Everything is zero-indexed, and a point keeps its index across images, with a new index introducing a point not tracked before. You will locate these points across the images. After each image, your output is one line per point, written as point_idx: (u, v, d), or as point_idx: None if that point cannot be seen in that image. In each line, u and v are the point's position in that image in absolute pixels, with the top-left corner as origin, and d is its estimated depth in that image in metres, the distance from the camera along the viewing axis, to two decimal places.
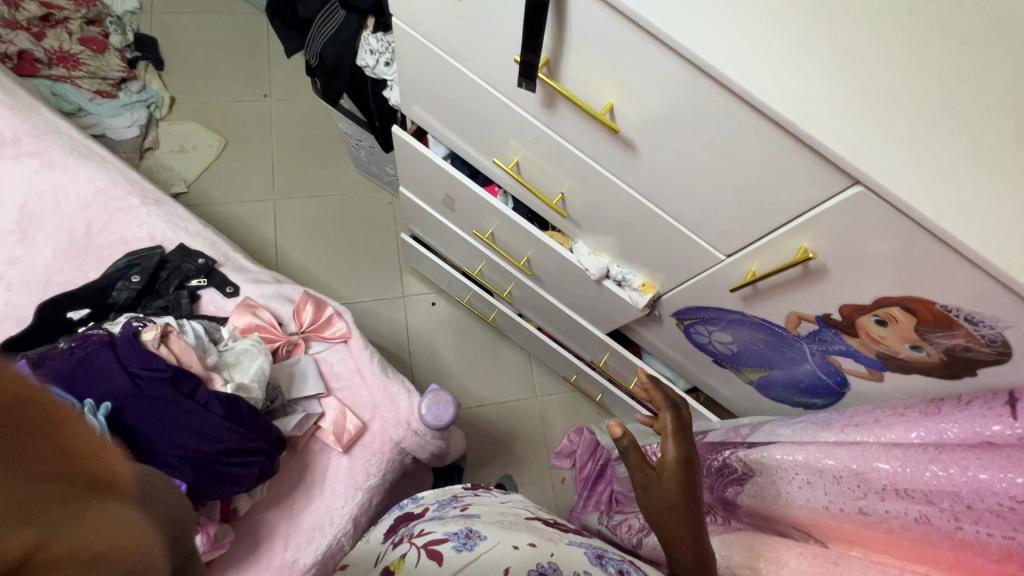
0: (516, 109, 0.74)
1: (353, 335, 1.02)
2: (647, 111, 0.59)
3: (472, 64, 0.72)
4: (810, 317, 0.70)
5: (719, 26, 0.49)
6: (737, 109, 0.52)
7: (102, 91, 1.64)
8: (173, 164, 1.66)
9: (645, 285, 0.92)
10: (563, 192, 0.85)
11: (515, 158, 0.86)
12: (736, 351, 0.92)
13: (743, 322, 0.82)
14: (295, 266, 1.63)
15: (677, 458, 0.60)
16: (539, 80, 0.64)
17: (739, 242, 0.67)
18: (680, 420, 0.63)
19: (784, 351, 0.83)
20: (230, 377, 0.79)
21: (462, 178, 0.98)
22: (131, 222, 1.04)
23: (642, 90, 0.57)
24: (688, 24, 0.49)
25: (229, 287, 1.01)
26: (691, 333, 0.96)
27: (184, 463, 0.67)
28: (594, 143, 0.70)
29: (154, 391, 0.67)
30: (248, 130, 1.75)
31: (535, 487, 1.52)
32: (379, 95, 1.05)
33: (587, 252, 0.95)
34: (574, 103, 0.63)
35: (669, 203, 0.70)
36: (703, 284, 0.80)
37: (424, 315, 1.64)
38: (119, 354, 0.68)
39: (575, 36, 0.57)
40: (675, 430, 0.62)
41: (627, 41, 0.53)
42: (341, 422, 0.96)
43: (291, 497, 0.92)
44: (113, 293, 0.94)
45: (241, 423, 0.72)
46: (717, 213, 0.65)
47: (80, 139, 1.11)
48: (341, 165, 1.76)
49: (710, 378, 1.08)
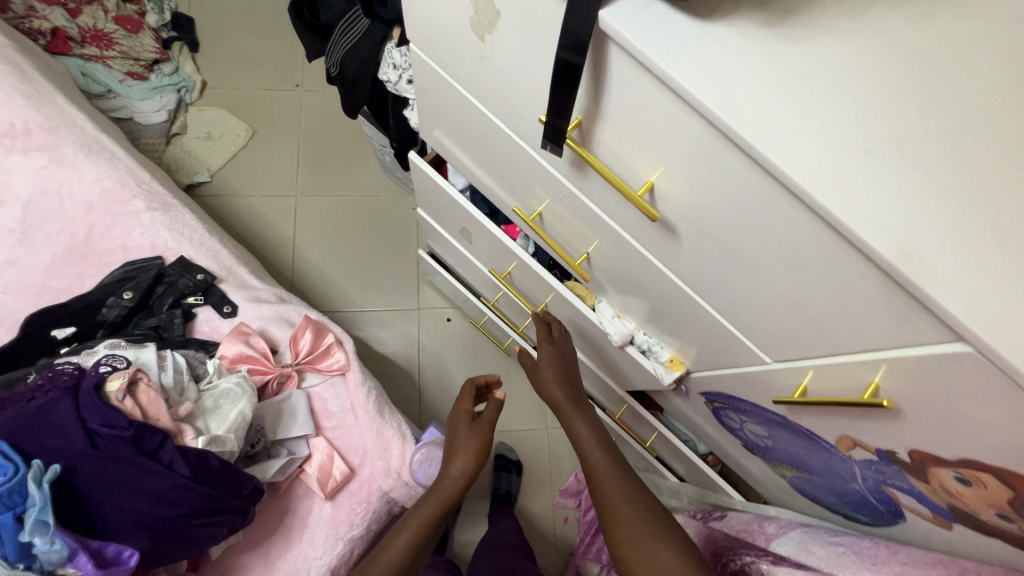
0: (542, 162, 0.64)
1: (351, 367, 0.96)
2: (696, 200, 0.48)
3: (495, 109, 0.62)
4: (868, 447, 0.58)
5: (803, 118, 0.38)
6: (810, 224, 0.40)
7: (133, 73, 1.60)
8: (198, 152, 1.62)
9: (674, 360, 0.81)
10: (589, 252, 0.75)
11: (538, 208, 0.76)
12: (770, 445, 0.80)
13: (783, 425, 0.71)
14: (311, 268, 1.57)
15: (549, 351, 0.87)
16: (567, 145, 0.53)
17: (793, 352, 0.55)
18: (549, 330, 0.91)
19: (830, 465, 0.70)
20: (205, 426, 0.72)
21: (480, 217, 0.88)
22: (133, 229, 0.98)
23: (693, 178, 0.46)
24: (763, 115, 0.38)
25: (226, 306, 0.95)
26: (720, 415, 0.85)
27: (141, 529, 0.62)
28: (628, 215, 0.58)
29: (113, 452, 0.60)
30: (278, 120, 1.69)
31: (536, 526, 1.43)
32: (399, 113, 0.95)
33: (610, 313, 0.84)
34: (606, 179, 0.52)
35: (711, 293, 0.58)
36: (742, 380, 0.68)
37: (437, 331, 1.56)
38: (80, 407, 0.61)
39: (614, 102, 0.46)
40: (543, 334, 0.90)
41: (680, 124, 0.42)
42: (327, 467, 0.89)
43: (267, 542, 0.85)
44: (102, 311, 0.88)
45: (208, 484, 0.66)
46: (771, 320, 0.54)
47: (92, 133, 1.06)
48: (368, 164, 1.69)
49: (738, 456, 0.97)
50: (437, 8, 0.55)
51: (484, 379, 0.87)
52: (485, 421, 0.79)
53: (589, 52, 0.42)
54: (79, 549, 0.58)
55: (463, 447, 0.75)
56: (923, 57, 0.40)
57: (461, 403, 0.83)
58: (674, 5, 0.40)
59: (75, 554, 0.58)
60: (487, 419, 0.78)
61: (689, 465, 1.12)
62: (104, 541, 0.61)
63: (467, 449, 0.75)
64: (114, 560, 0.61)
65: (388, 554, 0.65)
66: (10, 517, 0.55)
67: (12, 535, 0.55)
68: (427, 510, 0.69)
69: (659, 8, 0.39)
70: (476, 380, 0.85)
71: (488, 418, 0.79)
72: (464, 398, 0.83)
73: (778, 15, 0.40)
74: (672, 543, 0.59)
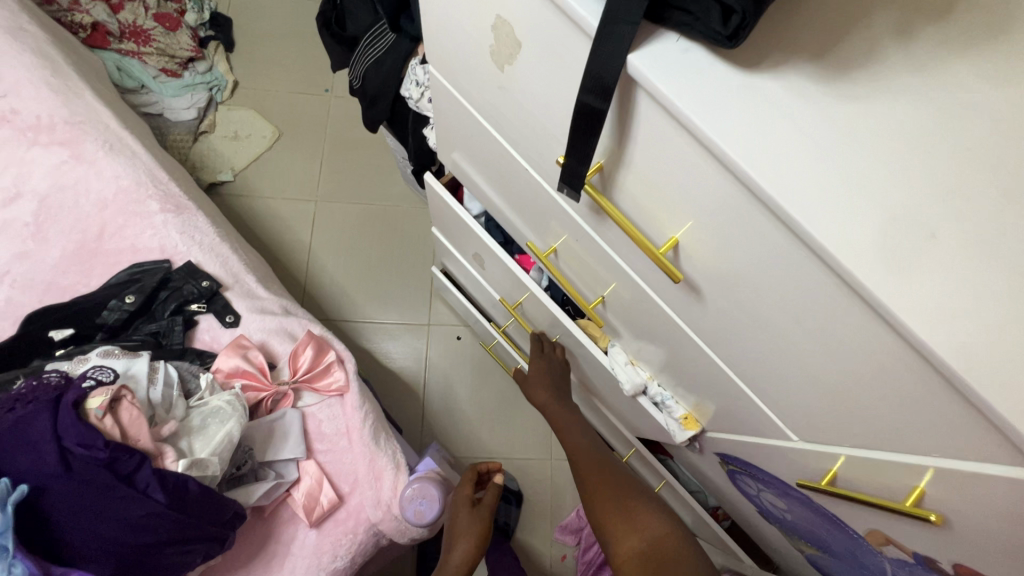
0: (559, 201, 0.59)
1: (350, 389, 0.92)
2: (725, 263, 0.43)
3: (512, 140, 0.58)
4: (903, 547, 0.52)
5: (860, 193, 0.33)
6: (858, 312, 0.35)
7: (167, 69, 1.61)
8: (224, 150, 1.63)
9: (689, 418, 0.75)
10: (604, 295, 0.70)
11: (553, 245, 0.71)
12: (789, 519, 0.74)
13: (805, 504, 0.64)
14: (324, 274, 1.55)
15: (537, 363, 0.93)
16: (585, 190, 0.48)
17: (827, 435, 0.49)
18: (541, 343, 0.93)
19: (857, 553, 0.63)
20: (189, 447, 0.69)
21: (494, 246, 0.83)
22: (144, 230, 0.97)
23: (724, 243, 0.41)
24: (811, 185, 0.32)
25: (229, 316, 0.93)
26: (735, 478, 0.79)
27: (108, 556, 0.59)
28: (649, 268, 0.53)
29: (85, 475, 0.58)
30: (305, 124, 1.69)
31: (532, 561, 1.36)
32: (419, 132, 0.92)
33: (623, 359, 0.78)
34: (625, 230, 0.47)
35: (734, 358, 0.52)
36: (763, 451, 0.62)
37: (445, 349, 1.52)
38: (57, 423, 0.59)
39: (640, 151, 0.41)
40: (534, 349, 0.94)
41: (713, 185, 0.37)
42: (314, 493, 0.85)
43: (247, 567, 0.82)
44: (102, 314, 0.87)
45: (184, 511, 0.62)
46: (801, 398, 0.48)
47: (115, 130, 1.06)
48: (390, 174, 1.67)
49: (752, 519, 0.90)
50: (457, 34, 0.51)
51: (486, 465, 0.94)
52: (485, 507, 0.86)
53: (615, 96, 0.38)
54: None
55: (464, 534, 0.81)
56: (1005, 129, 0.34)
57: (462, 489, 0.90)
58: (715, 53, 0.35)
59: None
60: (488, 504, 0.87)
61: (698, 519, 1.05)
62: (67, 567, 0.58)
63: (469, 534, 0.82)
64: None
65: None
66: None
67: None
68: None
69: (697, 56, 0.35)
70: (475, 468, 0.92)
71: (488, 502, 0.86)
72: (464, 483, 0.90)
73: (836, 67, 0.35)
74: (647, 510, 0.73)
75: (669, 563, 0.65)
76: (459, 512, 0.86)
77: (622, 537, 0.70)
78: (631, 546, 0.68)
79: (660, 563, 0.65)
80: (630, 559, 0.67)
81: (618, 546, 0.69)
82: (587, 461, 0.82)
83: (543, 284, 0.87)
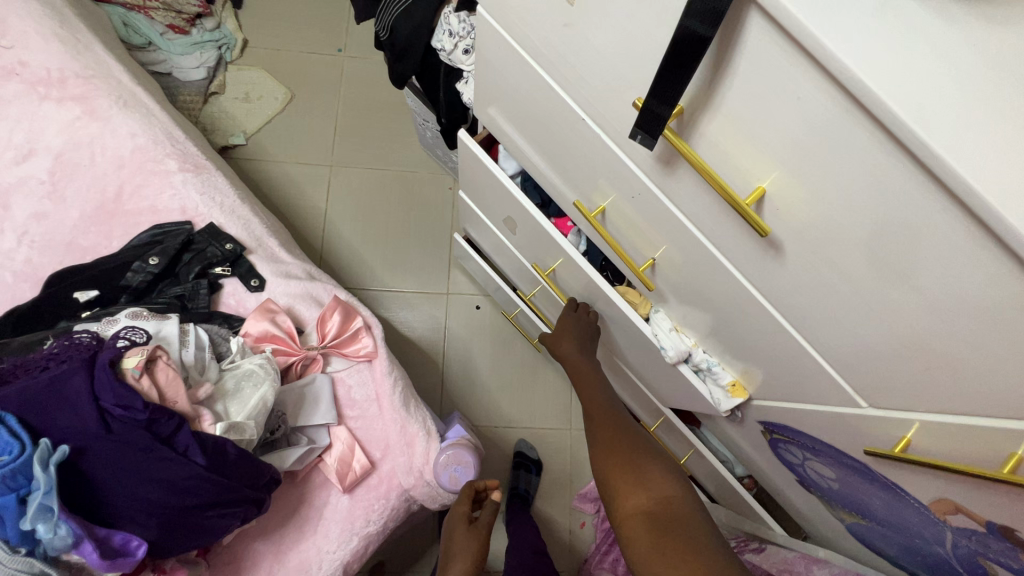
0: (618, 154, 0.56)
1: (379, 355, 0.90)
2: (821, 215, 0.39)
3: (572, 87, 0.54)
4: (975, 516, 0.50)
5: (1004, 128, 0.29)
6: (991, 263, 0.32)
7: (174, 26, 1.54)
8: (235, 112, 1.57)
9: (735, 386, 0.72)
10: (655, 258, 0.66)
11: (602, 205, 0.67)
12: (834, 488, 0.73)
13: (860, 473, 0.63)
14: (341, 242, 1.52)
15: (569, 321, 0.89)
16: (662, 136, 0.44)
17: (907, 400, 0.47)
18: (575, 305, 0.91)
19: (911, 522, 0.62)
20: (224, 411, 0.68)
21: (530, 207, 0.79)
22: (164, 190, 0.94)
23: (825, 190, 0.38)
24: (951, 117, 0.29)
25: (254, 280, 0.90)
26: (778, 448, 0.77)
27: (149, 518, 0.57)
28: (719, 224, 0.50)
29: (126, 436, 0.56)
30: (318, 85, 1.63)
31: (552, 529, 1.36)
32: (450, 87, 0.87)
33: (667, 326, 0.74)
34: (705, 181, 0.44)
35: (805, 321, 0.50)
36: (823, 418, 0.60)
37: (465, 317, 1.50)
38: (94, 384, 0.57)
39: (738, 88, 0.37)
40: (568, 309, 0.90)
41: (824, 122, 0.34)
42: (347, 459, 0.84)
43: (281, 530, 0.81)
44: (127, 275, 0.84)
45: (224, 474, 0.61)
46: (884, 362, 0.45)
47: (128, 85, 1.02)
48: (407, 138, 1.62)
49: (786, 489, 0.89)
50: None
51: (486, 482, 0.89)
52: (483, 525, 0.83)
53: (721, 23, 0.34)
54: (85, 537, 0.54)
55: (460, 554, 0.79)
56: None
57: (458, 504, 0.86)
58: None
59: (81, 542, 0.53)
60: (485, 523, 0.84)
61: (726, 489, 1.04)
62: (111, 529, 0.56)
63: (466, 555, 0.79)
64: (122, 549, 0.56)
65: None
66: (13, 498, 0.52)
67: (14, 516, 0.52)
68: None
69: None
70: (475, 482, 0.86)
71: (486, 521, 0.84)
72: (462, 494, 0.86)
73: None
74: (664, 468, 0.61)
75: (677, 526, 0.53)
76: (454, 527, 0.83)
77: (629, 493, 0.59)
78: (635, 505, 0.57)
79: (667, 525, 0.54)
80: (632, 520, 0.56)
81: (621, 504, 0.59)
82: (599, 418, 0.73)
83: (581, 248, 0.83)
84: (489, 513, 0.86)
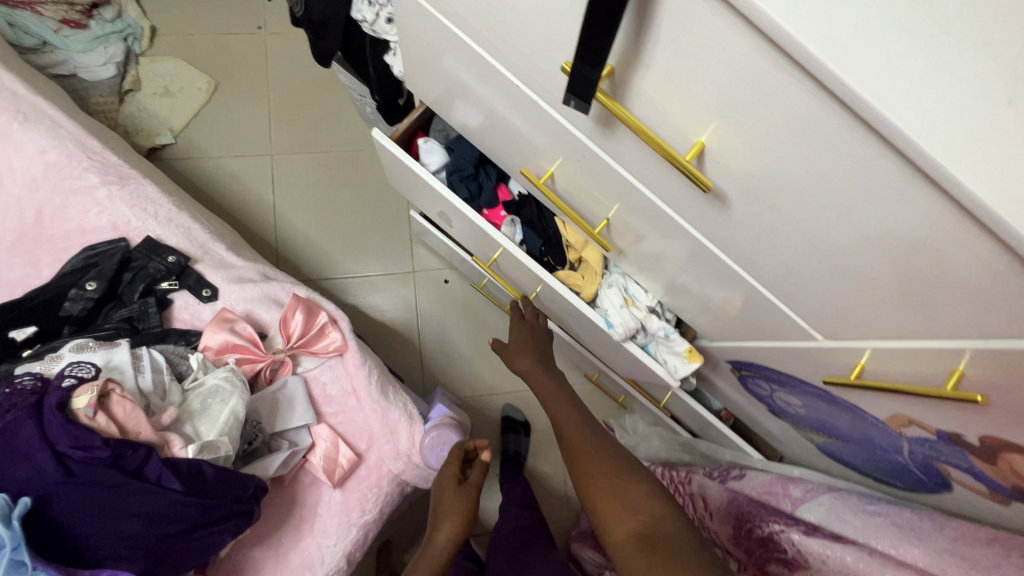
0: (557, 118, 0.54)
1: (349, 347, 0.88)
2: (759, 164, 0.39)
3: (501, 53, 0.51)
4: (927, 427, 0.54)
5: (929, 61, 0.29)
6: (923, 197, 0.32)
7: (69, 20, 1.40)
8: (157, 110, 1.46)
9: (692, 353, 0.74)
10: (609, 219, 0.66)
11: (549, 170, 0.66)
12: (801, 413, 0.77)
13: (821, 397, 0.66)
14: (296, 234, 1.46)
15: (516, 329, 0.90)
16: (596, 100, 0.43)
17: (858, 330, 0.48)
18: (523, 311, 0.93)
19: (872, 436, 0.66)
20: (195, 432, 0.66)
21: (460, 204, 0.75)
22: (89, 208, 0.87)
23: (761, 139, 0.37)
24: (872, 55, 0.28)
25: (205, 290, 0.86)
26: (747, 383, 0.81)
27: (134, 551, 0.56)
28: (664, 180, 0.49)
29: (91, 476, 0.54)
30: (244, 69, 1.53)
31: (546, 484, 1.41)
32: (379, 60, 0.83)
33: (618, 303, 0.75)
34: (646, 141, 0.43)
35: (757, 266, 0.50)
36: (785, 353, 0.62)
37: (435, 293, 1.48)
38: (46, 430, 0.55)
39: (664, 43, 0.36)
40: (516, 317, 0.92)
41: (751, 71, 0.33)
42: (332, 456, 0.84)
43: (278, 534, 0.81)
44: (65, 305, 0.79)
45: (205, 494, 0.60)
46: (834, 298, 0.47)
47: (26, 96, 0.93)
48: (348, 115, 1.54)
49: (761, 418, 0.93)
50: None
51: (474, 443, 0.85)
52: (472, 485, 0.81)
53: None
54: None
55: (449, 513, 0.77)
56: None
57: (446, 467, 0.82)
58: None
59: None
60: (474, 483, 0.81)
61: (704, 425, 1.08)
62: (96, 570, 0.55)
63: (456, 514, 0.77)
64: None
65: None
66: None
67: None
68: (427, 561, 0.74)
69: None
70: (466, 441, 0.84)
71: (476, 481, 0.81)
72: (453, 453, 0.83)
73: None
74: (647, 484, 0.55)
75: (667, 544, 0.48)
76: (443, 488, 0.80)
77: (615, 515, 0.53)
78: (625, 527, 0.51)
79: (657, 543, 0.48)
80: (622, 544, 0.50)
81: (609, 528, 0.53)
82: (570, 430, 0.67)
83: (517, 239, 0.79)
84: (479, 472, 0.83)
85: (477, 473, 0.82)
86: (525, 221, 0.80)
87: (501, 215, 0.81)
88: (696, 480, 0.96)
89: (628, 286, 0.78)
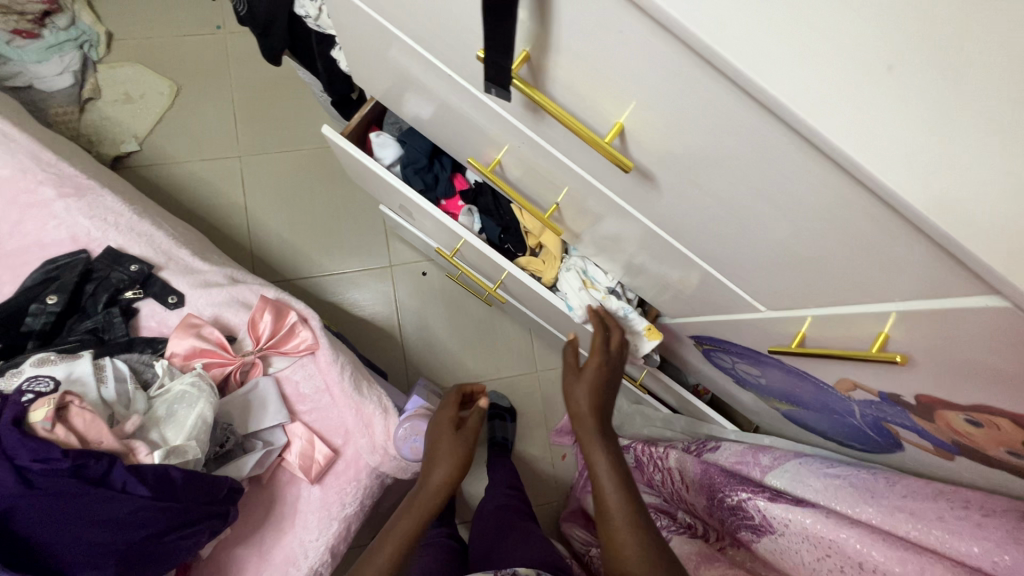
0: (492, 105, 0.54)
1: (320, 345, 0.88)
2: (675, 141, 0.39)
3: (429, 42, 0.51)
4: (870, 389, 0.55)
5: (808, 32, 0.29)
6: (821, 168, 0.33)
7: (21, 30, 1.37)
8: (119, 117, 1.44)
9: (649, 330, 0.74)
10: (559, 202, 0.66)
11: (496, 158, 0.67)
12: (764, 383, 0.78)
13: (778, 367, 0.67)
14: (270, 235, 1.45)
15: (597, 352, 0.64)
16: (515, 86, 0.44)
17: (794, 300, 0.49)
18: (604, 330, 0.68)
19: (829, 403, 0.68)
20: (162, 437, 0.67)
21: (415, 196, 0.75)
22: (47, 221, 0.87)
23: (671, 117, 0.37)
24: (751, 29, 0.29)
25: (171, 296, 0.86)
26: (712, 356, 0.82)
27: (105, 558, 0.57)
28: (597, 162, 0.50)
29: (54, 487, 0.55)
30: (205, 71, 1.51)
31: (534, 467, 1.42)
32: (327, 56, 0.82)
33: (576, 286, 0.77)
34: (570, 125, 0.43)
35: (696, 241, 0.51)
36: (737, 325, 0.63)
37: (413, 286, 1.48)
38: (4, 446, 0.56)
39: (567, 25, 0.36)
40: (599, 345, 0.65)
41: (648, 50, 0.33)
42: (308, 453, 0.84)
43: (259, 532, 0.82)
44: (26, 320, 0.80)
45: (172, 498, 0.61)
46: (767, 268, 0.47)
47: None
48: (314, 112, 1.52)
49: (731, 389, 0.94)
50: None
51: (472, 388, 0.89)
52: (470, 430, 0.78)
53: None
54: None
55: (445, 455, 0.73)
56: None
57: (444, 411, 0.82)
58: None
59: None
60: (471, 427, 0.79)
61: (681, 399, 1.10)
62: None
63: (454, 454, 0.73)
64: None
65: (388, 546, 0.62)
66: None
67: None
68: (427, 492, 0.68)
69: None
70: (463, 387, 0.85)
71: (473, 425, 0.79)
72: (451, 401, 0.83)
73: None
74: None
75: None
76: (440, 433, 0.77)
77: None
78: None
79: None
80: None
81: None
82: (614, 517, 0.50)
83: (475, 228, 0.80)
84: (476, 417, 0.81)
85: (477, 415, 0.81)
86: (482, 210, 0.80)
87: (458, 205, 0.82)
88: (671, 454, 0.97)
89: (587, 269, 0.79)
